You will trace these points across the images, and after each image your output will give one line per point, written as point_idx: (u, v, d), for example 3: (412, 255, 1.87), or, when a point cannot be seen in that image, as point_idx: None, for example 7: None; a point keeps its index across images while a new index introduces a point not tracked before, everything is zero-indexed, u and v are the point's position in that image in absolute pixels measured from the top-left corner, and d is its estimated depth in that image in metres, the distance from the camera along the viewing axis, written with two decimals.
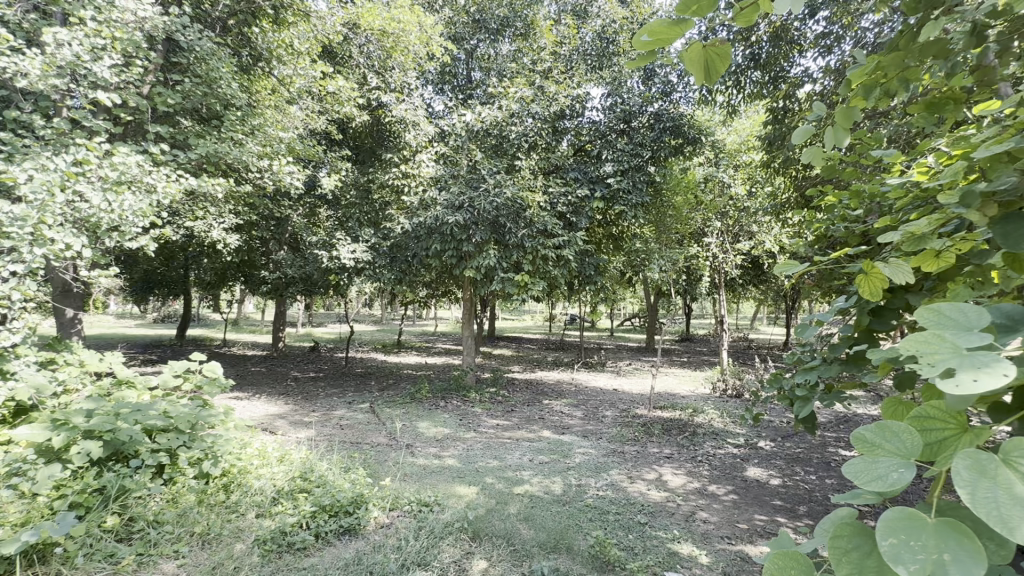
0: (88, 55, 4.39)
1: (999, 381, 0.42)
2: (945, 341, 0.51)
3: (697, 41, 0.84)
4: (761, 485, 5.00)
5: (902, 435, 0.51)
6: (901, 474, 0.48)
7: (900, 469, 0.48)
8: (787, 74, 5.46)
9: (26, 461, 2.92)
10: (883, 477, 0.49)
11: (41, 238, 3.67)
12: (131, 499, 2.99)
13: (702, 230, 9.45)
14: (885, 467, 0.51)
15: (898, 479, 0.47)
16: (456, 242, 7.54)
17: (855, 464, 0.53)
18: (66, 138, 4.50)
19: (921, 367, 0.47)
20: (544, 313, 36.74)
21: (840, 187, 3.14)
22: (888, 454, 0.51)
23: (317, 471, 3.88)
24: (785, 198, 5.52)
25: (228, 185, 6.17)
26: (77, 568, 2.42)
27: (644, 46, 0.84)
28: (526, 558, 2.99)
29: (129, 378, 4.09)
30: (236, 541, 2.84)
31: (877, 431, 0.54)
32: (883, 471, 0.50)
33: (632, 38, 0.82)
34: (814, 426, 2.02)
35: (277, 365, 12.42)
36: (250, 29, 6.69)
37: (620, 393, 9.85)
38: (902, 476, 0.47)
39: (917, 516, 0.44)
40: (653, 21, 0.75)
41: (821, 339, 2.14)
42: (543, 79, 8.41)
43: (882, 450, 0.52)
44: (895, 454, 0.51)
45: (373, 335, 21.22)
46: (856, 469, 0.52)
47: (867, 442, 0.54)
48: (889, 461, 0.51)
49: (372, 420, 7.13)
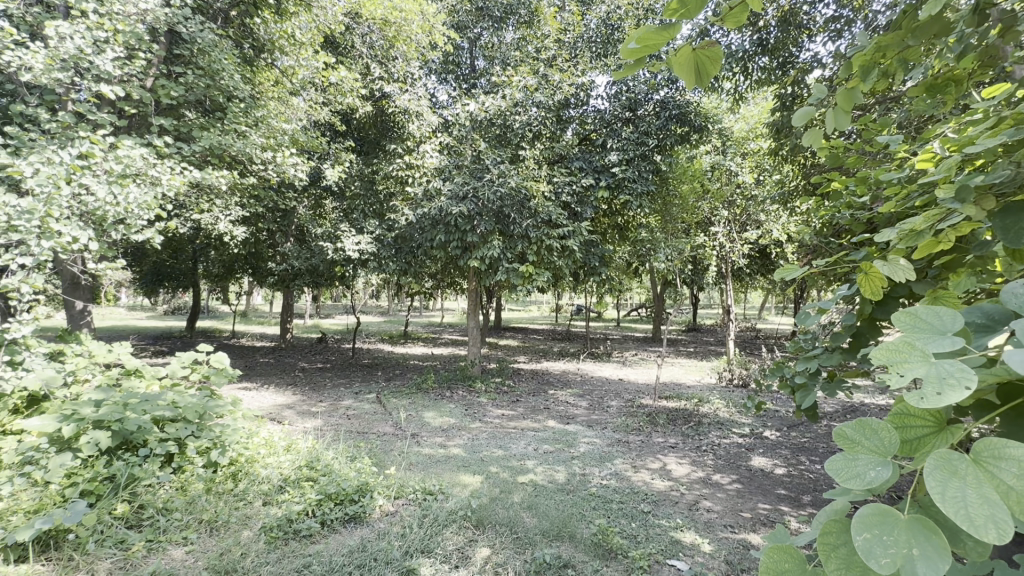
0: (91, 48, 4.40)
1: (958, 387, 0.45)
2: (915, 347, 0.53)
3: (687, 44, 0.86)
4: (765, 474, 5.01)
5: (881, 433, 0.53)
6: (879, 471, 0.50)
7: (877, 468, 0.51)
8: (795, 59, 5.36)
9: (38, 449, 2.97)
10: (862, 476, 0.51)
11: (49, 231, 3.72)
12: (140, 487, 3.04)
13: (709, 220, 9.37)
14: (864, 465, 0.52)
15: (877, 478, 0.49)
16: (460, 232, 7.54)
17: (837, 461, 0.54)
18: (70, 131, 4.53)
19: (890, 374, 0.50)
20: (550, 304, 36.72)
21: (848, 175, 3.10)
22: (867, 452, 0.53)
23: (324, 460, 3.93)
24: (793, 186, 5.45)
25: (232, 177, 6.18)
26: (88, 554, 2.48)
27: (632, 54, 0.84)
28: (529, 545, 3.01)
29: (138, 369, 4.15)
30: (243, 528, 2.88)
31: (856, 427, 0.56)
32: (861, 469, 0.52)
33: (621, 45, 0.83)
34: (816, 414, 2.02)
35: (284, 356, 12.52)
36: (252, 20, 6.66)
37: (625, 383, 9.85)
38: (880, 475, 0.50)
39: (893, 513, 0.47)
40: (643, 29, 0.76)
41: (824, 328, 2.13)
42: (547, 67, 8.33)
43: (861, 447, 0.53)
44: (874, 452, 0.52)
45: (379, 326, 21.33)
46: (837, 466, 0.53)
47: (848, 438, 0.55)
48: (868, 459, 0.52)
49: (378, 410, 7.18)
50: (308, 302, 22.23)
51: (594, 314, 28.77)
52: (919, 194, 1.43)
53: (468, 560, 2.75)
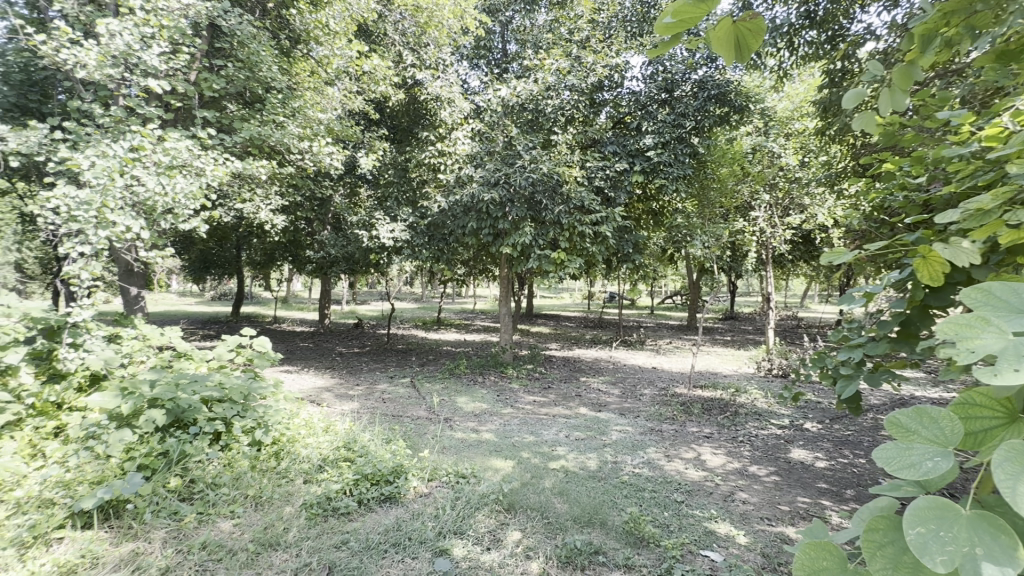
0: (139, 44, 4.60)
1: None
2: (989, 325, 0.49)
3: (726, 17, 0.81)
4: (805, 467, 4.86)
5: (941, 423, 0.50)
6: (937, 462, 0.47)
7: (936, 458, 0.47)
8: (846, 32, 5.04)
9: (99, 425, 3.22)
10: (918, 465, 0.48)
11: (104, 221, 3.97)
12: (191, 462, 3.21)
13: (748, 204, 9.03)
14: (919, 454, 0.49)
15: (934, 468, 0.46)
16: (492, 219, 7.55)
17: (889, 450, 0.51)
18: (122, 125, 4.76)
19: (961, 354, 0.46)
20: (582, 291, 36.44)
21: (902, 153, 2.91)
22: (923, 441, 0.49)
23: (361, 442, 4.05)
24: (841, 168, 5.17)
25: (271, 167, 6.36)
26: (145, 524, 2.66)
27: (668, 28, 0.80)
28: (560, 531, 3.02)
29: (187, 351, 4.37)
30: (286, 504, 3.01)
31: (913, 416, 0.52)
32: (918, 459, 0.48)
33: (656, 19, 0.79)
34: (859, 406, 1.93)
35: (323, 340, 12.95)
36: (289, 12, 6.78)
37: (658, 371, 9.71)
38: (938, 465, 0.47)
39: (951, 506, 0.44)
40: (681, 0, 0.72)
41: (871, 316, 2.02)
42: (580, 49, 8.15)
43: (918, 437, 0.50)
44: (932, 442, 0.49)
45: (413, 313, 21.74)
46: (888, 455, 0.50)
47: (902, 427, 0.52)
48: (925, 449, 0.49)
49: (412, 394, 7.35)
50: (345, 289, 22.85)
51: (627, 301, 28.41)
52: (983, 171, 1.33)
53: (499, 543, 2.79)
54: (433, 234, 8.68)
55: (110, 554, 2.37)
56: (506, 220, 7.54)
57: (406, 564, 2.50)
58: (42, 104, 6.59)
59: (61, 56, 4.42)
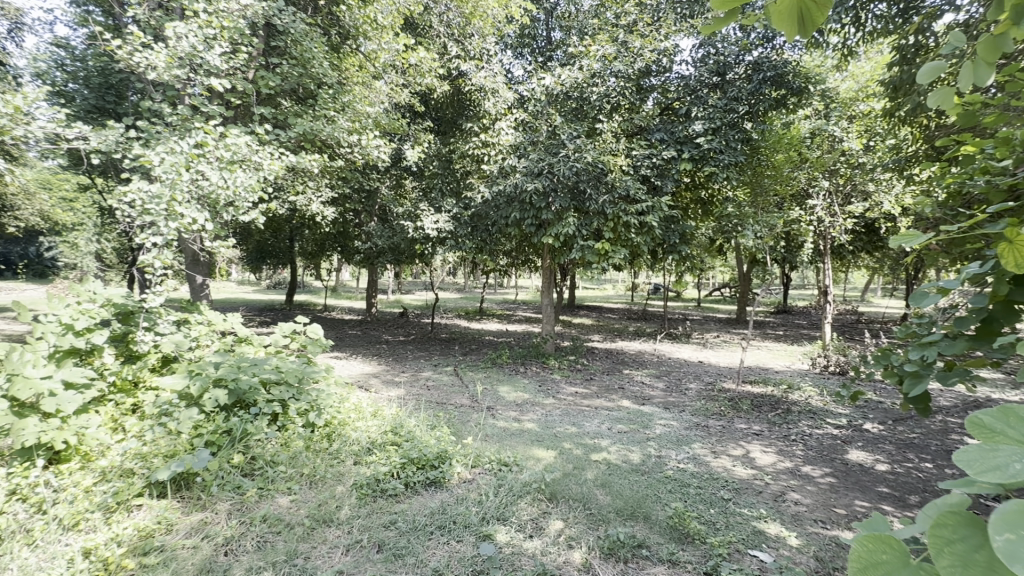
0: (202, 45, 4.86)
1: None
2: None
3: None
4: (864, 470, 4.60)
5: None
6: (1021, 464, 0.43)
7: (1022, 459, 0.43)
8: (922, 4, 4.64)
9: (171, 403, 3.49)
10: (1001, 467, 0.44)
11: (174, 213, 4.28)
12: (252, 441, 3.41)
13: (806, 192, 8.56)
14: (1005, 456, 0.45)
15: (1019, 469, 0.42)
16: (535, 209, 7.53)
17: (970, 451, 0.47)
18: (188, 123, 5.06)
19: None
20: (626, 282, 35.82)
21: (983, 134, 2.67)
22: (1010, 444, 0.45)
23: (407, 427, 4.17)
24: (911, 152, 4.80)
25: (323, 160, 6.60)
26: (212, 495, 2.86)
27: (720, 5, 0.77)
28: (602, 522, 3.01)
29: (247, 336, 4.64)
30: (337, 484, 3.15)
31: (999, 416, 0.48)
32: (1003, 460, 0.44)
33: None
34: (927, 407, 1.80)
35: (370, 328, 13.39)
36: (338, 8, 6.96)
37: (705, 365, 9.43)
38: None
39: None
40: None
41: (946, 311, 1.88)
42: (627, 33, 7.93)
43: (1004, 438, 0.46)
44: (1019, 442, 0.45)
45: (456, 303, 22.09)
46: (969, 457, 0.46)
47: (985, 427, 0.48)
48: (1010, 450, 0.45)
49: (456, 383, 7.51)
50: (391, 278, 23.49)
51: (672, 292, 27.69)
52: None
53: (542, 531, 2.81)
54: (476, 225, 8.75)
55: (182, 522, 2.56)
56: (549, 210, 7.50)
57: (451, 546, 2.57)
58: (119, 105, 7.10)
59: (134, 59, 4.74)
